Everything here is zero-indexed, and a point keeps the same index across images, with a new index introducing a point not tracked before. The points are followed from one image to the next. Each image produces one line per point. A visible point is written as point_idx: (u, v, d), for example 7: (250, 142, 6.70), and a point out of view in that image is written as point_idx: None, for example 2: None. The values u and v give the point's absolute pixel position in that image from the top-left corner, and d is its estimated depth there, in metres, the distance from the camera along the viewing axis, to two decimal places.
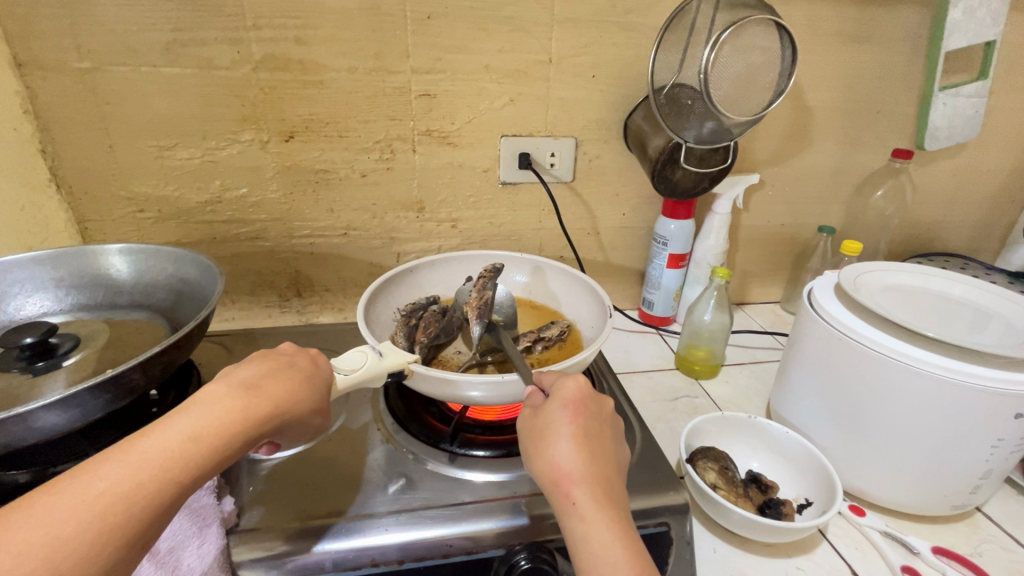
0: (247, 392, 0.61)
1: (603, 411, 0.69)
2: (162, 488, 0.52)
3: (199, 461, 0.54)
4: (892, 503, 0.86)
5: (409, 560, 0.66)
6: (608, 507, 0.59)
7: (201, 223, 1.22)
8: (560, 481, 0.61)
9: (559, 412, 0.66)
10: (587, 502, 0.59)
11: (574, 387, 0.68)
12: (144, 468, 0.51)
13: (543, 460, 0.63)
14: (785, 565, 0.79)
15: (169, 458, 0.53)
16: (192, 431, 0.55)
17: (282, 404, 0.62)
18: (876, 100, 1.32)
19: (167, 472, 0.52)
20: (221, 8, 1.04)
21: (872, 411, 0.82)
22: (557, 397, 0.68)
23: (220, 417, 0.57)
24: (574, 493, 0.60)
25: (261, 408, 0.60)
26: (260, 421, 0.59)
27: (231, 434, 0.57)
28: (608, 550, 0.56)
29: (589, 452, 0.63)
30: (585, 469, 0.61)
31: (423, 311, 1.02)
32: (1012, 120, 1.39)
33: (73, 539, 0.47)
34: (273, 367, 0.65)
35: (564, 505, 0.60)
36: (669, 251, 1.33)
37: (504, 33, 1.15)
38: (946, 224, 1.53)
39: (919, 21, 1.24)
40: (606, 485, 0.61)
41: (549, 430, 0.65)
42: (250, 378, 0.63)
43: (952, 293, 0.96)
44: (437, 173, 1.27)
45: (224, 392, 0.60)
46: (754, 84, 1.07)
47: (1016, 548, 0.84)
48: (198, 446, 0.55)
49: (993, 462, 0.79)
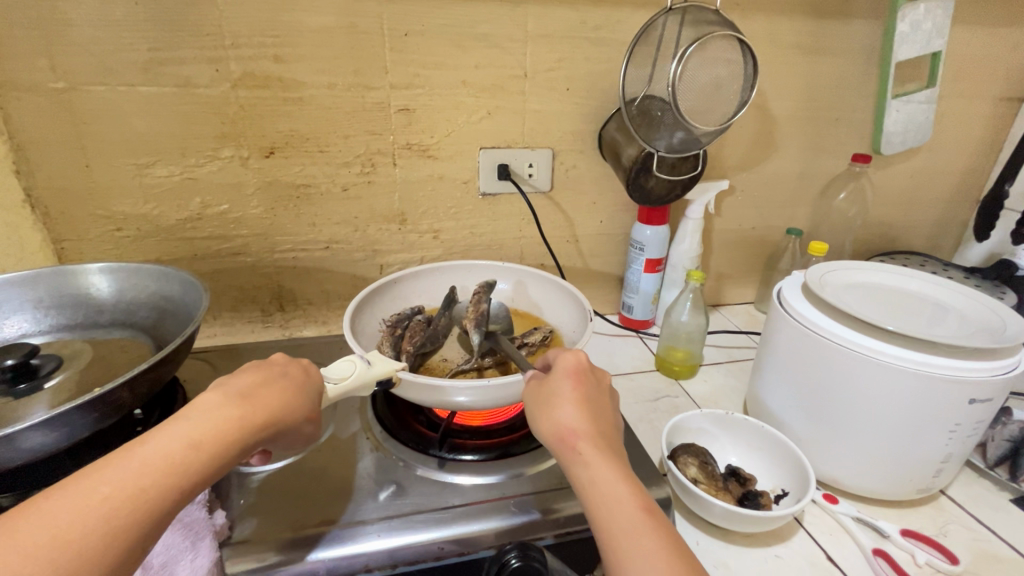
0: (244, 399, 0.62)
1: (601, 379, 0.73)
2: (161, 493, 0.53)
3: (199, 467, 0.55)
4: (863, 490, 0.91)
5: (402, 564, 0.67)
6: (612, 458, 0.62)
7: (181, 240, 1.22)
8: (566, 436, 0.64)
9: (561, 377, 0.70)
10: (593, 453, 0.62)
11: (574, 356, 0.72)
12: (146, 474, 0.53)
13: (548, 421, 0.66)
14: (764, 553, 0.82)
15: (169, 464, 0.54)
16: (190, 439, 0.56)
17: (278, 411, 0.63)
18: (835, 108, 1.39)
19: (167, 477, 0.54)
20: (200, 28, 1.05)
21: (840, 402, 0.86)
22: (558, 365, 0.72)
23: (218, 424, 0.58)
24: (579, 446, 0.63)
25: (257, 416, 0.61)
26: (257, 428, 0.61)
27: (229, 441, 0.58)
28: (617, 493, 0.59)
29: (591, 412, 0.66)
30: (589, 425, 0.65)
31: (408, 321, 1.04)
32: (961, 124, 1.48)
33: (77, 541, 0.48)
34: (267, 376, 0.66)
35: (571, 460, 0.63)
36: (646, 256, 1.38)
37: (480, 49, 1.18)
38: (905, 224, 1.61)
39: (870, 33, 1.32)
40: (608, 441, 0.65)
41: (554, 394, 0.68)
42: (246, 385, 0.64)
43: (910, 288, 1.02)
44: (418, 186, 1.29)
45: (222, 400, 0.61)
46: (719, 95, 1.12)
47: (978, 527, 0.89)
48: (196, 454, 0.56)
49: (953, 446, 0.84)
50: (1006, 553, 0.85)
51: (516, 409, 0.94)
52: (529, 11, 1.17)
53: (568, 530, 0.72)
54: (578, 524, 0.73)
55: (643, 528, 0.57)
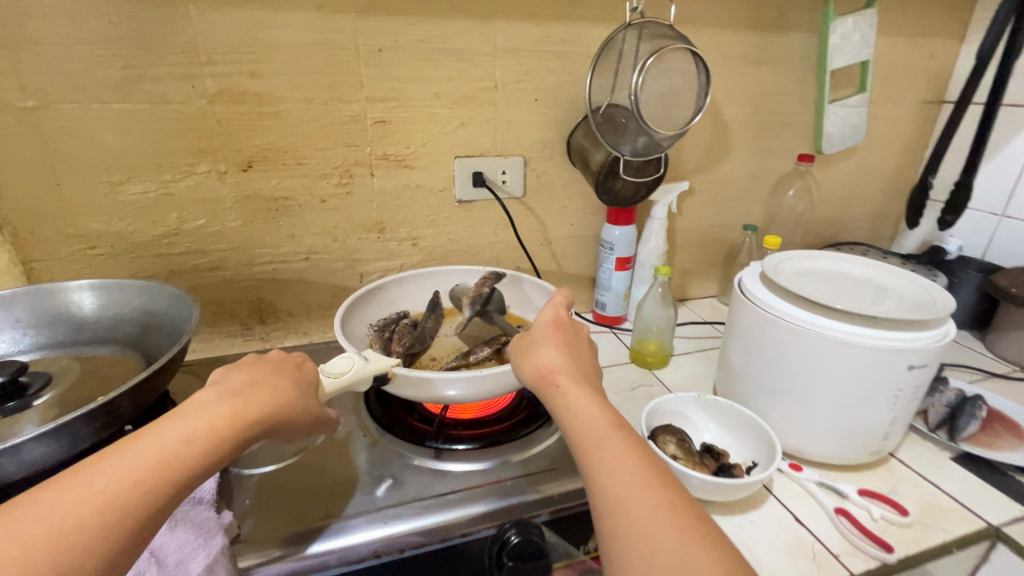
0: (238, 397, 0.65)
1: (580, 330, 0.82)
2: (157, 486, 0.54)
3: (194, 461, 0.57)
4: (823, 457, 0.99)
5: (410, 548, 0.71)
6: (586, 386, 0.70)
7: (157, 256, 1.22)
8: (546, 373, 0.72)
9: (542, 327, 0.79)
10: (569, 383, 0.70)
11: (553, 310, 0.82)
12: (141, 467, 0.54)
13: (530, 362, 0.74)
14: (740, 520, 0.89)
15: (164, 458, 0.56)
16: (184, 435, 0.58)
17: (271, 408, 0.66)
18: (780, 113, 1.51)
19: (161, 471, 0.55)
20: (174, 45, 1.06)
21: (798, 376, 0.95)
22: (538, 319, 0.81)
23: (212, 421, 0.61)
24: (557, 379, 0.71)
25: (250, 412, 0.64)
26: (250, 423, 0.63)
27: (222, 436, 0.60)
28: (588, 412, 0.66)
29: (568, 353, 0.75)
30: (565, 363, 0.73)
31: (395, 325, 1.07)
32: (891, 125, 1.63)
33: (74, 530, 0.49)
34: (258, 377, 0.70)
35: (550, 392, 0.71)
36: (616, 255, 1.45)
37: (451, 63, 1.24)
38: (848, 217, 1.75)
39: (807, 44, 1.44)
40: (585, 375, 0.73)
41: (535, 341, 0.77)
42: (238, 387, 0.67)
43: (855, 273, 1.12)
44: (395, 195, 1.33)
45: (214, 399, 0.64)
46: (677, 102, 1.21)
47: (924, 483, 0.99)
48: (190, 448, 0.58)
49: (898, 410, 0.94)
50: (949, 503, 0.95)
51: (504, 402, 0.99)
52: (496, 27, 1.23)
53: (563, 506, 0.77)
54: (573, 500, 0.77)
55: (613, 439, 0.63)
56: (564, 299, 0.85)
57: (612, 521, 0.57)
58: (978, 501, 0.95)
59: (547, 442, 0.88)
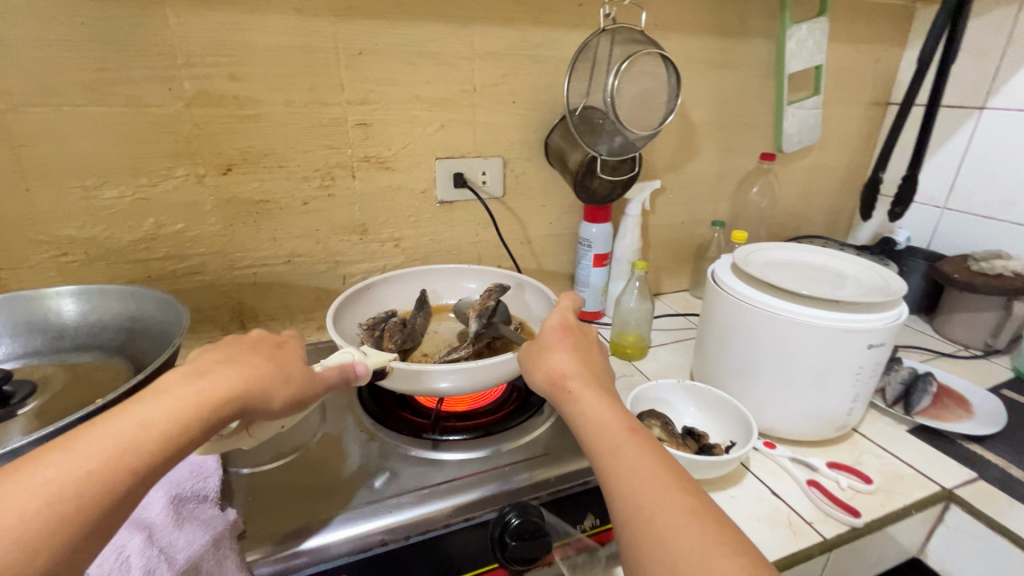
0: (207, 376, 0.60)
1: (588, 336, 0.86)
2: (111, 477, 0.51)
3: (151, 449, 0.54)
4: (794, 434, 1.06)
5: (415, 535, 0.73)
6: (598, 390, 0.74)
7: (133, 262, 1.19)
8: (558, 379, 0.76)
9: (552, 334, 0.83)
10: (581, 388, 0.74)
11: (560, 317, 0.86)
12: (94, 456, 0.52)
13: (541, 369, 0.79)
14: (721, 495, 0.95)
15: (119, 446, 0.53)
16: (142, 421, 0.55)
17: (240, 386, 0.61)
18: (743, 114, 1.60)
19: (115, 460, 0.52)
20: (150, 48, 1.05)
21: (769, 358, 1.02)
22: (547, 326, 0.86)
23: (174, 404, 0.57)
24: (569, 385, 0.75)
25: (217, 392, 0.59)
26: (218, 405, 0.59)
27: (185, 421, 0.56)
28: (601, 416, 0.70)
29: (579, 360, 0.79)
30: (576, 368, 0.77)
31: (384, 324, 1.09)
32: (844, 125, 1.75)
33: (17, 526, 0.47)
34: (231, 354, 0.65)
35: (563, 397, 0.75)
36: (594, 252, 1.50)
37: (430, 66, 1.26)
38: (807, 212, 1.86)
39: (765, 50, 1.53)
40: (596, 380, 0.76)
41: (545, 348, 0.81)
42: (211, 363, 0.63)
43: (817, 262, 1.20)
44: (377, 196, 1.34)
45: (180, 379, 0.60)
46: (649, 104, 1.27)
47: (885, 454, 1.07)
48: (147, 435, 0.54)
49: (859, 386, 1.01)
50: (908, 471, 1.02)
51: (495, 394, 1.02)
52: (474, 31, 1.27)
53: (558, 488, 0.81)
54: (567, 482, 0.82)
55: (627, 442, 0.66)
56: (572, 304, 0.90)
57: (629, 521, 0.60)
58: (932, 468, 1.04)
59: (539, 430, 0.92)
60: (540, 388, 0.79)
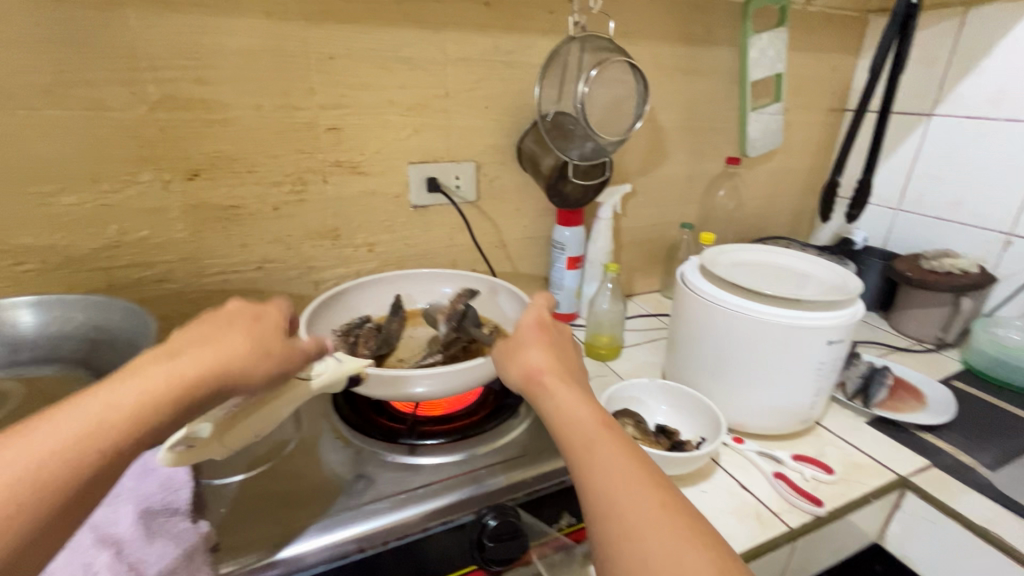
0: (182, 355, 0.61)
1: (562, 332, 0.88)
2: (80, 457, 0.52)
3: (124, 427, 0.54)
4: (761, 428, 1.10)
5: (393, 540, 0.73)
6: (572, 385, 0.76)
7: (95, 271, 1.15)
8: (532, 374, 0.78)
9: (526, 329, 0.85)
10: (555, 383, 0.76)
11: (534, 312, 0.88)
12: (63, 436, 0.52)
13: (516, 364, 0.80)
14: (693, 490, 0.98)
15: (90, 426, 0.53)
16: (111, 401, 0.55)
17: (214, 363, 0.62)
18: (709, 120, 1.65)
19: (85, 440, 0.52)
20: (112, 50, 1.02)
21: (736, 355, 1.05)
22: (522, 321, 0.87)
23: (145, 383, 0.58)
24: (544, 379, 0.77)
25: (191, 370, 0.60)
26: (193, 382, 0.60)
27: (158, 399, 0.57)
28: (575, 411, 0.72)
29: (553, 355, 0.81)
30: (551, 363, 0.79)
31: (358, 329, 1.08)
32: (804, 130, 1.82)
33: None
34: (206, 332, 0.66)
35: (538, 392, 0.76)
36: (567, 255, 1.52)
37: (403, 71, 1.26)
38: (771, 214, 1.93)
39: (730, 58, 1.59)
40: (569, 375, 0.78)
41: (520, 343, 0.83)
42: (183, 343, 0.63)
43: (780, 262, 1.25)
44: (350, 201, 1.33)
45: (152, 360, 0.60)
46: (619, 110, 1.30)
47: (846, 445, 1.12)
48: (120, 413, 0.55)
49: (821, 381, 1.05)
50: (866, 461, 1.08)
51: (471, 397, 1.03)
52: (447, 37, 1.27)
53: (535, 488, 0.82)
54: (544, 482, 0.83)
55: (601, 437, 0.68)
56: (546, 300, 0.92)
57: (602, 515, 0.62)
58: (889, 457, 1.09)
59: (515, 432, 0.93)
60: (515, 384, 0.80)
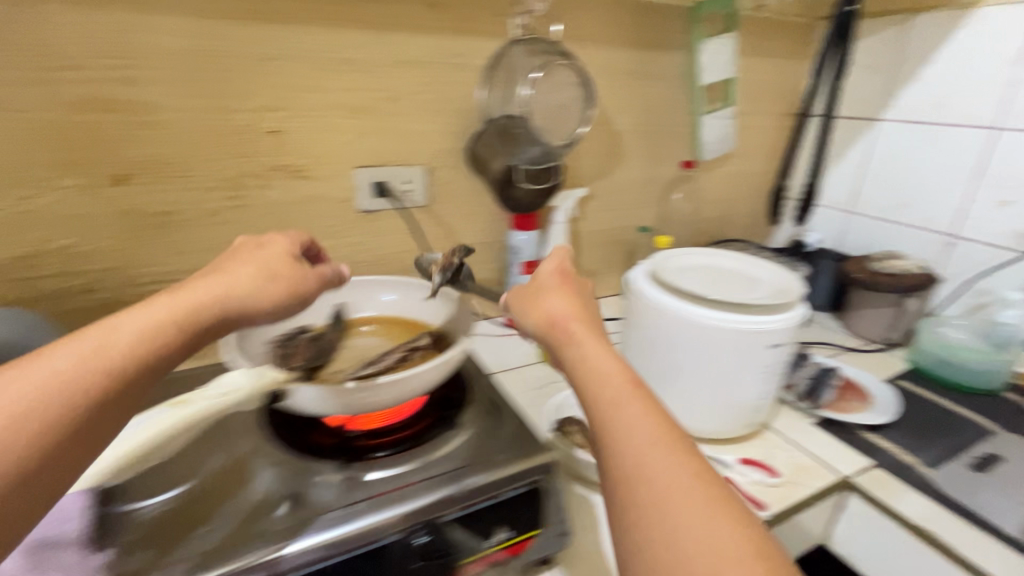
0: (201, 282, 0.72)
1: (586, 288, 0.88)
2: (104, 373, 0.58)
3: (147, 343, 0.62)
4: (708, 432, 1.10)
5: (312, 564, 0.69)
6: (596, 336, 0.75)
7: (14, 281, 1.09)
8: (557, 321, 0.78)
9: (552, 280, 0.84)
10: (581, 332, 0.75)
11: (557, 262, 0.87)
12: (84, 356, 0.58)
13: (539, 312, 0.80)
14: None
15: (113, 345, 0.60)
16: (133, 325, 0.63)
17: (223, 293, 0.72)
18: (664, 124, 1.66)
19: (108, 355, 0.59)
20: (28, 49, 0.97)
21: (681, 360, 1.05)
22: (545, 271, 0.87)
23: (159, 309, 0.66)
24: (571, 327, 0.77)
25: (203, 299, 0.70)
26: (207, 307, 0.69)
27: (175, 321, 0.66)
28: (600, 365, 0.71)
29: (577, 305, 0.80)
30: (575, 312, 0.79)
31: (295, 341, 1.05)
32: (759, 135, 1.85)
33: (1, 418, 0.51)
34: (213, 270, 0.76)
35: (563, 341, 0.76)
36: (522, 260, 1.51)
37: (348, 72, 1.23)
38: (729, 218, 1.95)
39: (683, 63, 1.60)
40: (593, 325, 0.78)
41: (546, 291, 0.82)
42: (192, 281, 0.73)
43: (727, 265, 1.26)
44: (295, 207, 1.29)
45: (164, 294, 0.69)
46: (564, 114, 1.43)
47: (792, 446, 1.13)
48: (141, 332, 0.63)
49: (765, 384, 1.06)
50: (811, 462, 1.09)
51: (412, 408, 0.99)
52: (393, 39, 1.25)
53: (468, 504, 0.79)
54: (477, 496, 0.79)
55: (626, 398, 0.66)
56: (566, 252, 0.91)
57: (629, 475, 0.60)
58: (833, 456, 1.11)
59: (453, 444, 0.90)
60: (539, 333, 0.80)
